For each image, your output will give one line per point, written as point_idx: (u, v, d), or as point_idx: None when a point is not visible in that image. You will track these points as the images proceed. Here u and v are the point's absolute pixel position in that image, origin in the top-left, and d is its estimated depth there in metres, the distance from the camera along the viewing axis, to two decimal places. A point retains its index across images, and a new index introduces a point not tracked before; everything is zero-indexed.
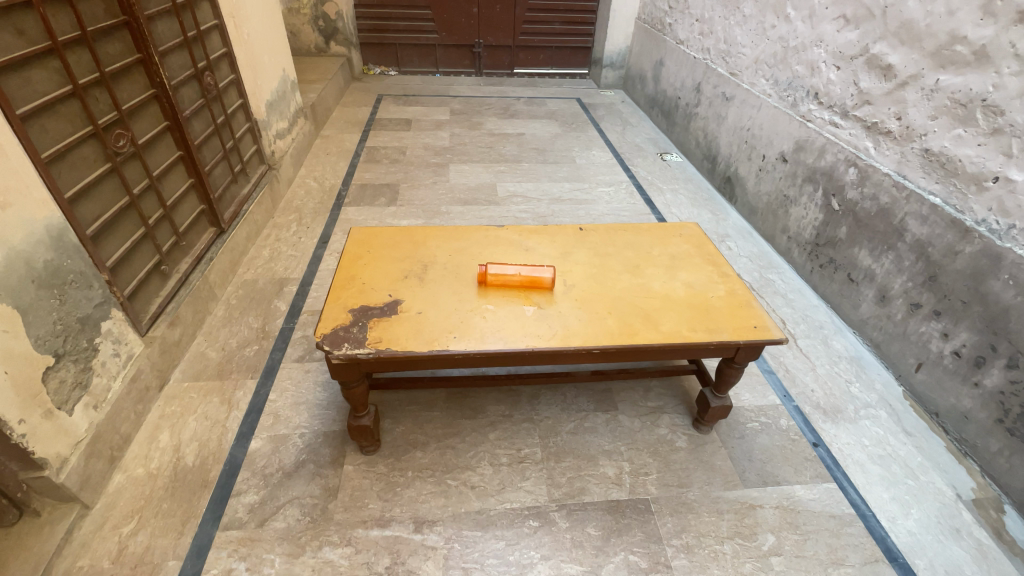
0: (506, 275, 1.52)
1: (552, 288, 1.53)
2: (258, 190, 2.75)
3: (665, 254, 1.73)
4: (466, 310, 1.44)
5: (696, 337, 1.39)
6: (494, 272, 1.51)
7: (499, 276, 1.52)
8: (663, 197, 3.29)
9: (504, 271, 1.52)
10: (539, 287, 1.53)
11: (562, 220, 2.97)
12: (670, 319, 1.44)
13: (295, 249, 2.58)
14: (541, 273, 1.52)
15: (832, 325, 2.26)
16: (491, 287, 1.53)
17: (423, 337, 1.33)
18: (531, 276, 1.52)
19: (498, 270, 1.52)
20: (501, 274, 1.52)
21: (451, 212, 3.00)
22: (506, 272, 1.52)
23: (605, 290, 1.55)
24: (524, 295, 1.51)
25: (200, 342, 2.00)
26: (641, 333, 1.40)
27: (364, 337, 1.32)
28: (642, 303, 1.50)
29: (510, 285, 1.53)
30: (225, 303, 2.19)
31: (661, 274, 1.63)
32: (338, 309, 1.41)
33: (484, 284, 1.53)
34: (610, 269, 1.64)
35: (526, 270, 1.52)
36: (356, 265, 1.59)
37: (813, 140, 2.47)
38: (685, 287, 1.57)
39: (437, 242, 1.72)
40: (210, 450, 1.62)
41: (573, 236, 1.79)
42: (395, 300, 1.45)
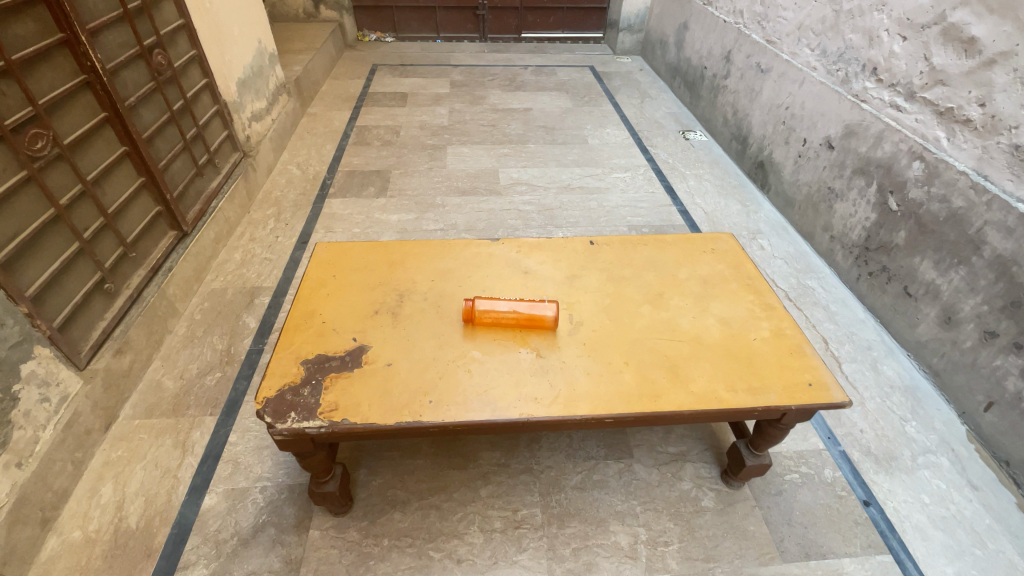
0: (497, 313, 1.23)
1: (554, 328, 1.24)
2: (230, 183, 2.46)
3: (695, 277, 1.42)
4: (447, 359, 1.16)
5: (734, 400, 1.10)
6: (483, 308, 1.23)
7: (489, 313, 1.23)
8: (686, 184, 2.93)
9: (495, 308, 1.23)
10: (539, 326, 1.23)
11: (571, 213, 2.64)
12: (702, 374, 1.15)
13: (271, 251, 2.31)
14: (541, 309, 1.23)
15: (882, 345, 1.96)
16: (479, 326, 1.24)
17: (390, 403, 1.06)
18: (528, 312, 1.23)
19: (487, 306, 1.23)
20: (492, 310, 1.23)
21: (446, 204, 2.69)
22: (497, 308, 1.23)
23: (620, 329, 1.26)
24: (520, 337, 1.22)
25: (156, 369, 1.76)
26: (664, 394, 1.11)
27: (315, 405, 1.05)
28: (666, 348, 1.21)
29: (502, 324, 1.24)
30: (187, 320, 1.94)
31: (690, 307, 1.33)
32: (289, 360, 1.14)
33: (469, 323, 1.24)
34: (628, 298, 1.34)
35: (522, 306, 1.23)
36: (317, 296, 1.31)
37: (867, 125, 2.11)
38: (720, 326, 1.27)
39: (418, 262, 1.44)
40: (157, 508, 1.40)
41: (582, 253, 1.49)
42: (360, 346, 1.18)
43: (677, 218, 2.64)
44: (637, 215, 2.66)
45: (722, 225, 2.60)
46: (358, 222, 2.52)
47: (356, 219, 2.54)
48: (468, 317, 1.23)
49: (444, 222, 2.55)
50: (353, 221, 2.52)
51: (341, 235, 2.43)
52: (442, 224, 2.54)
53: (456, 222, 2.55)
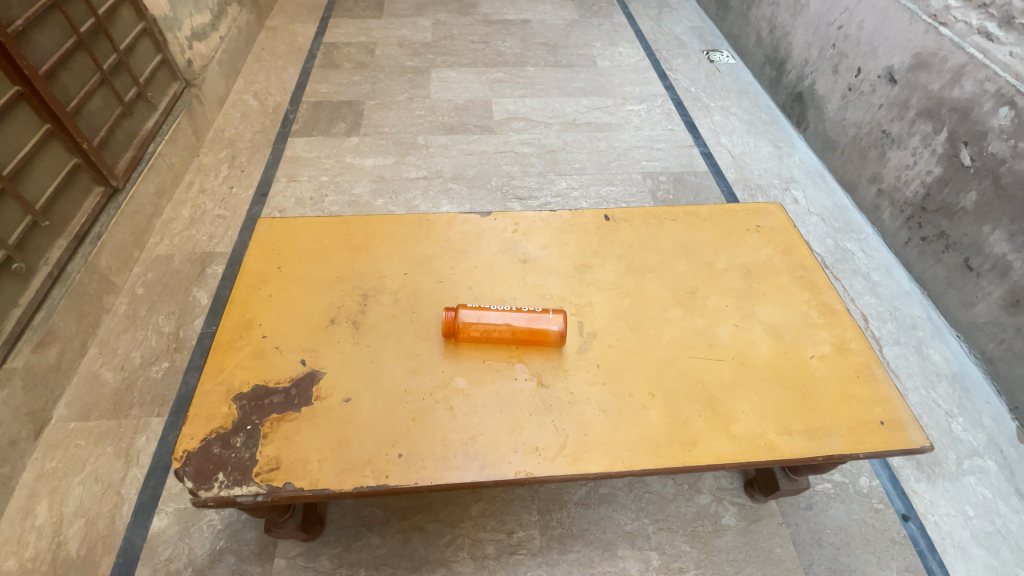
0: (484, 326, 0.95)
1: (558, 345, 0.97)
2: (171, 122, 2.07)
3: (736, 268, 1.14)
4: (423, 391, 0.90)
5: (786, 447, 0.87)
6: (468, 320, 0.95)
7: (474, 327, 0.95)
8: (710, 119, 2.52)
9: (482, 320, 0.95)
10: (539, 342, 0.96)
11: (577, 156, 2.27)
12: (746, 409, 0.91)
13: (224, 207, 1.98)
14: (543, 320, 0.96)
15: (928, 323, 1.72)
16: (461, 343, 0.96)
17: (347, 458, 0.82)
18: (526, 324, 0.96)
19: (472, 316, 0.95)
20: (478, 322, 0.95)
21: (430, 144, 2.30)
22: (485, 322, 0.95)
23: (644, 343, 0.99)
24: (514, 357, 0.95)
25: (93, 358, 1.51)
26: (698, 439, 0.87)
27: (249, 463, 0.82)
28: (701, 372, 0.95)
29: (491, 340, 0.96)
30: (127, 296, 1.67)
31: (731, 310, 1.06)
32: (218, 395, 0.89)
33: (447, 337, 0.96)
34: (652, 298, 1.06)
35: (517, 317, 0.96)
36: (258, 297, 1.03)
37: (943, 56, 1.72)
38: (768, 339, 1.01)
39: (388, 246, 1.13)
40: (100, 532, 1.22)
41: (595, 232, 1.18)
42: (310, 374, 0.92)
43: (698, 163, 2.28)
44: (653, 158, 2.29)
45: (751, 173, 2.25)
46: (326, 167, 2.15)
47: (324, 164, 2.17)
48: (446, 332, 0.96)
49: (428, 167, 2.19)
50: (320, 166, 2.16)
51: (307, 185, 2.08)
52: (424, 169, 2.17)
53: (441, 168, 2.18)
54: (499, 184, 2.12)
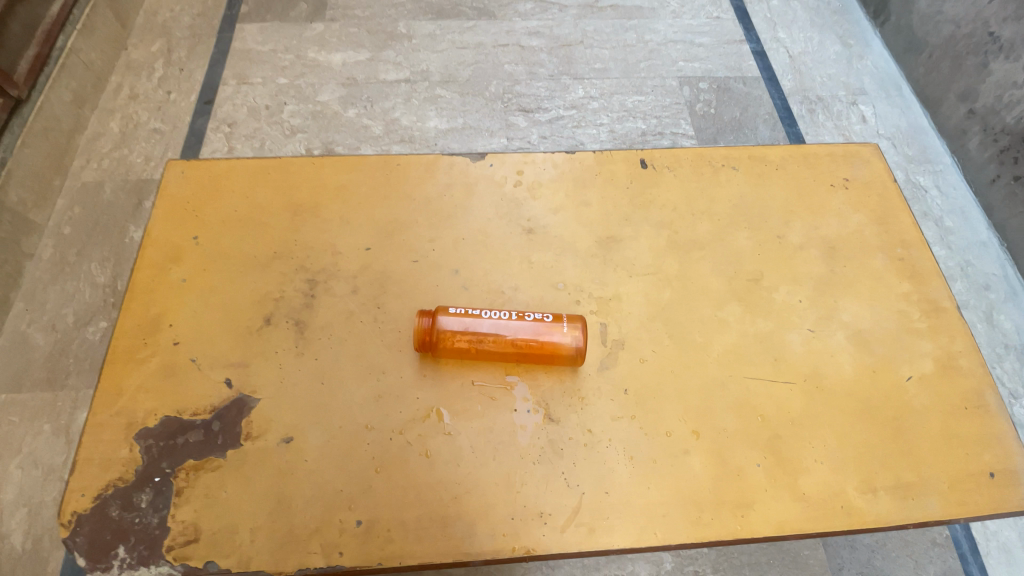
0: (471, 337, 0.70)
1: (572, 365, 0.71)
2: (82, 5, 1.62)
3: (813, 245, 0.85)
4: (388, 429, 0.67)
5: (867, 511, 0.67)
6: (451, 327, 0.70)
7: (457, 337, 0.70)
8: (766, 5, 1.99)
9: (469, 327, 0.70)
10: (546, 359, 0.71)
11: (599, 52, 1.80)
12: (818, 456, 0.69)
13: (161, 118, 1.63)
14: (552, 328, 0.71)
15: (1004, 283, 1.46)
16: (440, 360, 0.71)
17: (288, 527, 0.62)
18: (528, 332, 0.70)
19: (456, 321, 0.70)
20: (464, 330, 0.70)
21: (414, 32, 1.81)
22: (473, 331, 0.70)
23: (689, 357, 0.73)
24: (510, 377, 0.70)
25: (20, 316, 1.30)
26: (755, 500, 0.66)
27: (158, 533, 0.62)
28: (763, 401, 0.71)
29: (481, 354, 0.71)
30: (53, 238, 1.41)
31: (805, 307, 0.79)
32: (116, 431, 0.67)
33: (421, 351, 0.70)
34: (702, 289, 0.78)
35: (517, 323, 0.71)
36: (168, 284, 0.77)
37: None
38: (852, 351, 0.76)
39: (343, 206, 0.83)
40: (45, 523, 1.08)
41: (627, 187, 0.86)
42: (237, 401, 0.68)
43: (748, 66, 1.83)
44: (692, 58, 1.83)
45: (812, 80, 1.81)
46: (284, 66, 1.72)
47: (281, 61, 1.73)
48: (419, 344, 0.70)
49: (410, 65, 1.74)
50: (277, 64, 1.73)
51: (261, 90, 1.67)
52: (406, 69, 1.72)
53: (428, 66, 1.73)
54: (499, 91, 1.69)
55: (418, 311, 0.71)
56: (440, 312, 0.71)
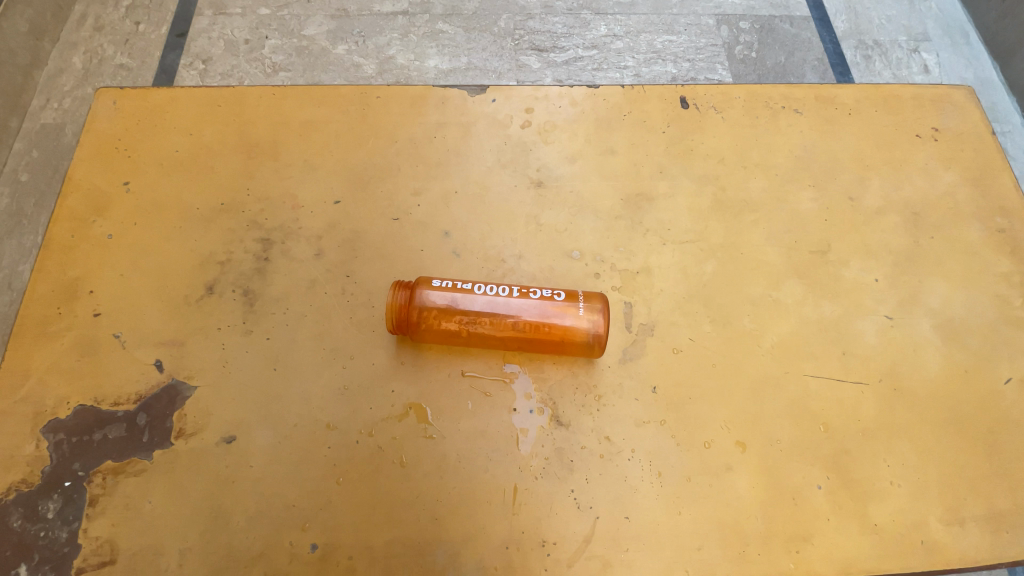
0: (461, 317, 0.55)
1: (588, 356, 0.56)
2: None
3: (894, 211, 0.68)
4: (354, 429, 0.53)
5: (954, 548, 0.53)
6: (435, 305, 0.55)
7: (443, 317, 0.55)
8: None
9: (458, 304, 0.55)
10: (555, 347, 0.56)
11: None
12: (893, 477, 0.55)
13: (128, 52, 1.44)
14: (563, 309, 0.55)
15: None
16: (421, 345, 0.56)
17: (226, 549, 0.49)
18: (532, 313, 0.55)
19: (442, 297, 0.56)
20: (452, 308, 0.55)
21: None
22: (462, 308, 0.55)
23: (736, 348, 0.58)
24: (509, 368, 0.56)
25: None
26: (814, 531, 0.52)
27: (67, 551, 0.50)
28: (828, 406, 0.57)
29: (473, 339, 0.56)
30: (9, 185, 1.27)
31: (882, 288, 0.63)
32: (20, 422, 0.54)
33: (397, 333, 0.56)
34: (753, 262, 0.62)
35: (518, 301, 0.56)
36: (91, 241, 0.62)
37: None
38: (940, 346, 0.61)
39: (308, 148, 0.67)
40: None
41: (662, 132, 0.69)
42: (169, 389, 0.55)
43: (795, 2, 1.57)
44: None
45: (869, 21, 1.56)
46: None
47: None
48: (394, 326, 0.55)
49: None
50: None
51: (240, 22, 1.46)
52: None
53: None
54: (510, 27, 1.47)
55: (394, 283, 0.56)
56: (422, 284, 0.56)
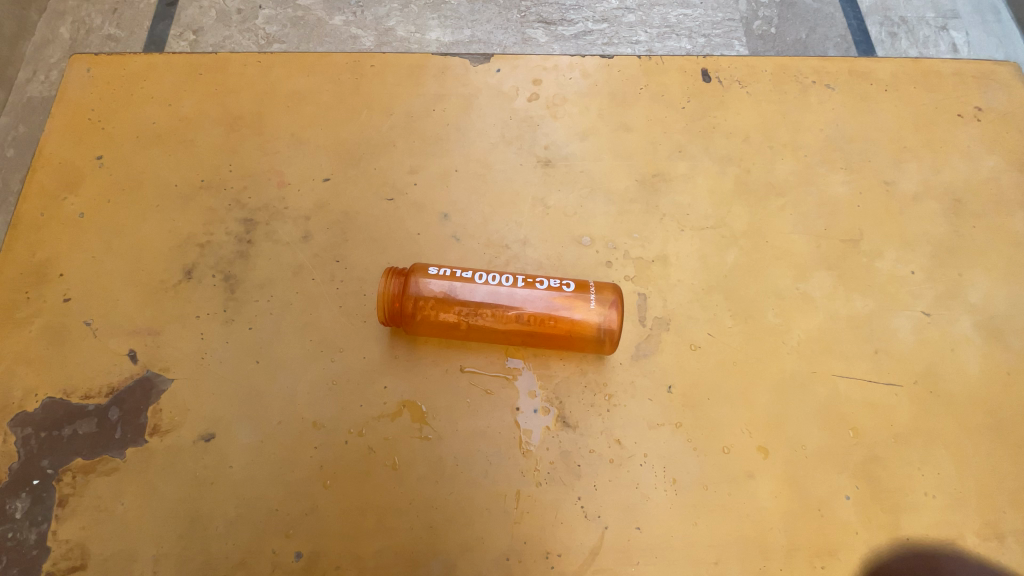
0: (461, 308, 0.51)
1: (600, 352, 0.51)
2: None
3: (933, 196, 0.62)
4: (344, 429, 0.49)
5: (991, 564, 0.49)
6: (434, 295, 0.51)
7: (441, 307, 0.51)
8: None
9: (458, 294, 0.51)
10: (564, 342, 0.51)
11: None
12: (929, 488, 0.51)
13: (117, 23, 1.30)
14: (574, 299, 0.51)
15: None
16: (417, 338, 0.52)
17: (204, 555, 0.46)
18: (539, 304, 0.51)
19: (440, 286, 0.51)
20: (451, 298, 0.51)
21: None
22: (462, 298, 0.51)
23: (759, 344, 0.53)
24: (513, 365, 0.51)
25: None
26: (841, 545, 0.48)
27: (34, 555, 0.46)
28: (858, 409, 0.52)
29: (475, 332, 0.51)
30: None
31: (919, 281, 0.58)
32: None
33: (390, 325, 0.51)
34: (779, 251, 0.57)
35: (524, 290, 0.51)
36: (61, 220, 0.57)
37: None
38: (980, 345, 0.56)
39: (296, 121, 0.61)
40: None
41: (682, 107, 0.63)
42: (143, 381, 0.51)
43: None
44: None
45: None
46: None
47: None
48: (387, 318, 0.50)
49: None
50: None
51: None
52: None
53: None
54: None
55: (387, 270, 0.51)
56: (419, 271, 0.51)
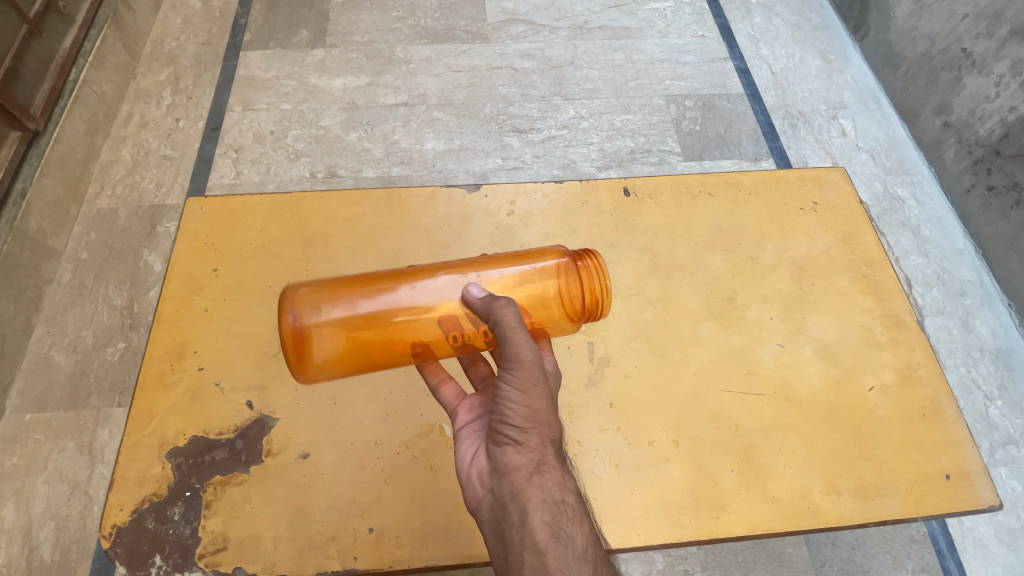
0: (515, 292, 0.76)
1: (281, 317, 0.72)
2: (95, 38, 1.69)
3: (786, 265, 0.91)
4: (396, 443, 0.74)
5: (832, 511, 0.73)
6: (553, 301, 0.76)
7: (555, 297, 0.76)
8: (749, 22, 2.02)
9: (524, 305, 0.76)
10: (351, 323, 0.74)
11: (590, 71, 1.86)
12: (788, 462, 0.75)
13: (171, 145, 1.70)
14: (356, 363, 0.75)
15: (979, 289, 1.55)
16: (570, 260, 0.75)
17: (308, 534, 0.69)
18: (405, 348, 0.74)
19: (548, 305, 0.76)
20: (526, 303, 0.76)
21: (412, 55, 1.86)
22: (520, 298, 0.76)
23: (668, 372, 0.80)
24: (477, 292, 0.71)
25: (41, 339, 1.37)
26: (729, 503, 0.73)
27: (190, 542, 0.68)
28: (737, 412, 0.78)
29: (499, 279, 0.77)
30: (71, 262, 1.48)
31: (777, 324, 0.86)
32: (148, 451, 0.73)
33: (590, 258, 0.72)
34: (682, 309, 0.85)
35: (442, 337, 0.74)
36: (192, 314, 0.83)
37: None
38: (820, 364, 0.83)
39: (351, 237, 0.90)
40: (72, 536, 1.16)
41: (611, 214, 0.93)
42: (258, 421, 0.75)
43: (732, 83, 1.88)
44: (679, 75, 1.88)
45: (794, 96, 1.87)
46: (287, 91, 1.78)
47: (284, 87, 1.79)
48: (595, 269, 0.71)
49: (408, 89, 1.79)
50: (280, 91, 1.79)
51: (266, 116, 1.74)
52: (405, 93, 1.78)
53: (425, 92, 1.78)
54: (494, 113, 1.75)
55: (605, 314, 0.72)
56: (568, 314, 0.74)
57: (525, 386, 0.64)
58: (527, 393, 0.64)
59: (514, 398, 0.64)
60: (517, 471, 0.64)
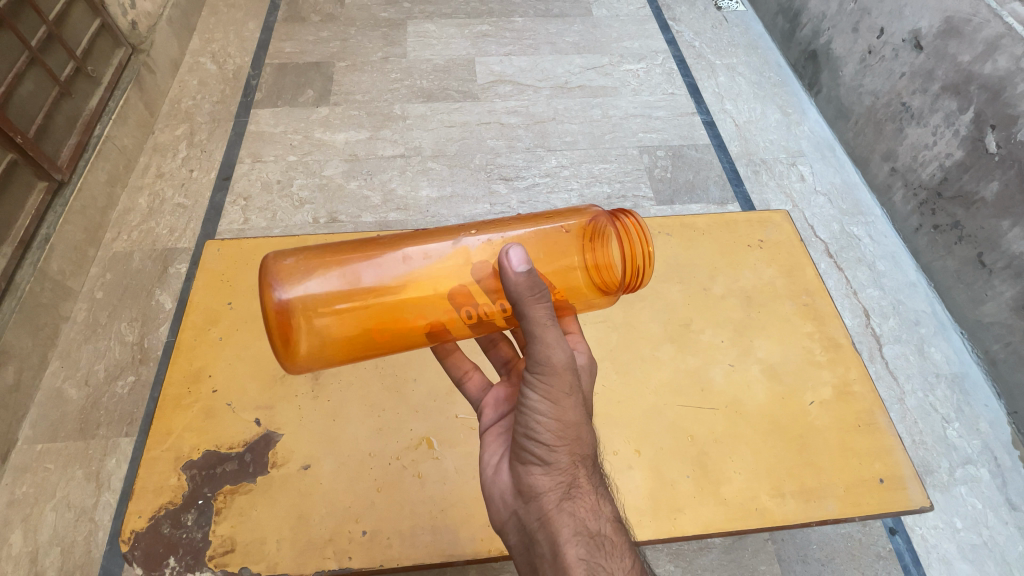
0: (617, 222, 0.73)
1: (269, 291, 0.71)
2: (119, 98, 1.86)
3: (735, 294, 1.04)
4: (390, 454, 0.84)
5: (777, 511, 0.82)
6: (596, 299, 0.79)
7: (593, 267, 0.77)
8: (714, 81, 2.24)
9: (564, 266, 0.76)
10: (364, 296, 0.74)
11: (570, 125, 2.05)
12: (737, 468, 0.85)
13: (184, 194, 1.84)
14: (350, 355, 0.75)
15: (933, 319, 1.66)
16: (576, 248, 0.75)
17: (308, 536, 0.77)
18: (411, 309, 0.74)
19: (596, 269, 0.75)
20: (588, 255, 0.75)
21: (408, 112, 2.05)
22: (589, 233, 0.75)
23: (630, 390, 0.91)
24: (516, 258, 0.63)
25: (55, 373, 1.45)
26: (685, 505, 0.82)
27: (202, 545, 0.76)
28: (691, 424, 0.88)
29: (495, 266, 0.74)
30: (87, 301, 1.58)
31: (727, 348, 0.97)
32: (166, 464, 0.81)
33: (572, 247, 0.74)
34: (643, 334, 0.97)
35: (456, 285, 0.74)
36: (208, 341, 0.93)
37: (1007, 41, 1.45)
38: (765, 382, 0.93)
39: None
40: (77, 561, 1.22)
41: None
42: (265, 436, 0.84)
43: (699, 134, 2.07)
44: (650, 128, 2.07)
45: (756, 145, 2.06)
46: (294, 144, 1.95)
47: (291, 141, 1.96)
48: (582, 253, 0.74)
49: (405, 142, 1.97)
50: (287, 144, 1.96)
51: (274, 167, 1.90)
52: (401, 146, 1.95)
53: (421, 144, 1.96)
54: (483, 163, 1.92)
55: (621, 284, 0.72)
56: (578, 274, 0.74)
57: (556, 399, 0.65)
58: (561, 407, 0.65)
59: (544, 411, 0.65)
60: (545, 495, 0.66)
